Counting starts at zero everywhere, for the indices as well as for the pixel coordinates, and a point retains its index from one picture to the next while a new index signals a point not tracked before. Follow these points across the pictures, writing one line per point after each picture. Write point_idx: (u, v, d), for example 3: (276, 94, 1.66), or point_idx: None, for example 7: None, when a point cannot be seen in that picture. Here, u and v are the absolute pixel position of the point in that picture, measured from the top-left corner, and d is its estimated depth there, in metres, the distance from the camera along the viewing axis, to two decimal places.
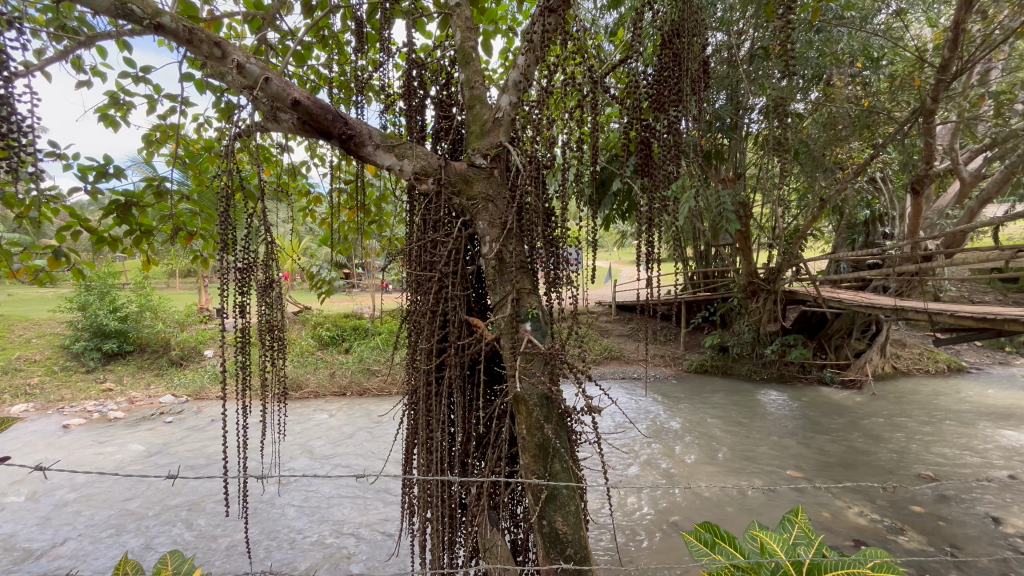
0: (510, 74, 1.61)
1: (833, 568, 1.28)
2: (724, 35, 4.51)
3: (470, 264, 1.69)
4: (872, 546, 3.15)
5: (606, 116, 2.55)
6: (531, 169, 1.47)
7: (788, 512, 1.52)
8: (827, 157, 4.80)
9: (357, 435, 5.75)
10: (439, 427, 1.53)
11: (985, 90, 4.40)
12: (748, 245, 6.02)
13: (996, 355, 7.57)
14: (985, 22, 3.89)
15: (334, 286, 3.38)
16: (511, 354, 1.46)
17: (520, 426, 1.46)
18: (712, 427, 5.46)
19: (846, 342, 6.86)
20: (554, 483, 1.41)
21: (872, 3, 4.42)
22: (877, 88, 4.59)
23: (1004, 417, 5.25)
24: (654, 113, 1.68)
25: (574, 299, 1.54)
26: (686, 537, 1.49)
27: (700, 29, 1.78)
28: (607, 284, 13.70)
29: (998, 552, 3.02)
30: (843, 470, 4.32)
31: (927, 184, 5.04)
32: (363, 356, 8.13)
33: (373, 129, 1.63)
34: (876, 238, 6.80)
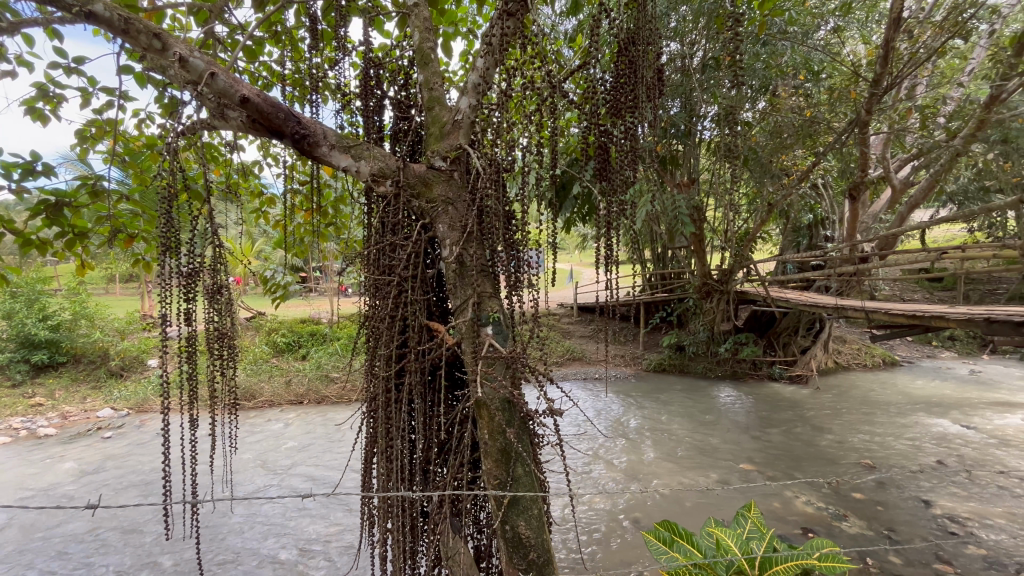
0: (469, 77, 1.60)
1: (781, 562, 1.35)
2: (678, 45, 4.67)
3: (430, 268, 1.67)
4: (819, 533, 3.33)
5: (566, 120, 2.58)
6: (491, 172, 1.46)
7: (742, 507, 1.59)
8: (774, 164, 5.07)
9: (315, 445, 5.55)
10: (399, 435, 1.50)
11: (912, 104, 4.76)
12: (702, 247, 6.25)
13: (924, 349, 8.18)
14: (912, 41, 4.20)
15: (289, 290, 3.25)
16: (472, 358, 1.45)
17: (482, 431, 1.44)
18: (671, 424, 5.61)
19: (793, 339, 7.22)
20: (516, 488, 1.40)
21: (812, 20, 4.69)
22: (818, 99, 4.88)
23: (933, 407, 5.67)
24: (611, 119, 1.71)
25: (535, 302, 1.55)
26: (646, 537, 1.54)
27: (654, 39, 1.83)
28: (569, 287, 13.88)
29: (929, 533, 3.25)
30: (792, 461, 4.54)
31: (863, 191, 5.38)
32: (321, 362, 7.87)
33: (329, 128, 1.58)
34: (818, 240, 7.21)
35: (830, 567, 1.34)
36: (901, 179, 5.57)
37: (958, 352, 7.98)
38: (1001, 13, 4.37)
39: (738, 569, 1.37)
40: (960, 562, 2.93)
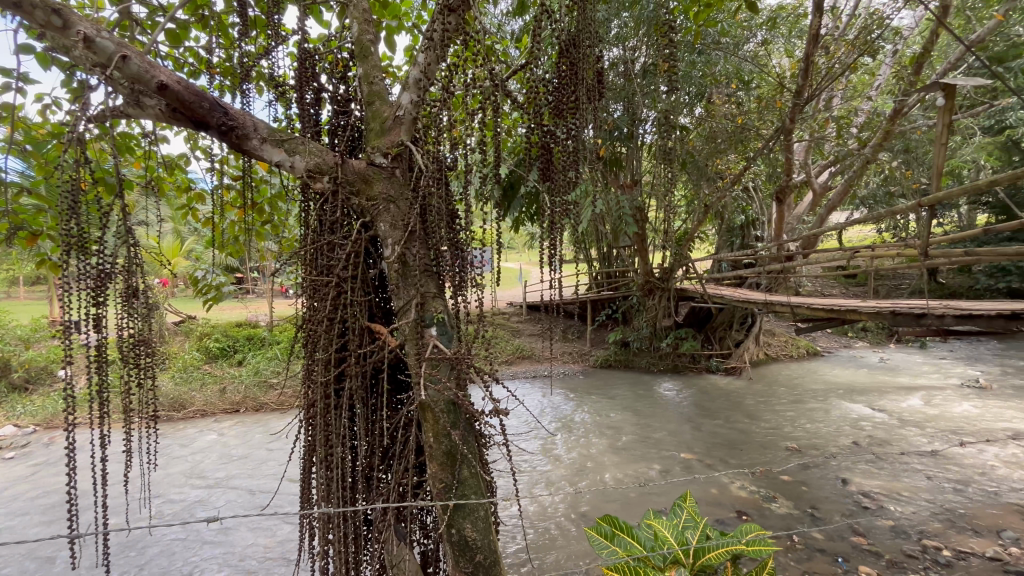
0: (411, 72, 1.56)
1: (712, 549, 1.41)
2: (619, 51, 4.82)
3: (371, 268, 1.61)
4: (751, 515, 3.54)
5: (512, 120, 2.58)
6: (434, 170, 1.44)
7: (678, 497, 1.66)
8: (709, 168, 5.37)
9: (251, 456, 5.24)
10: (340, 442, 1.45)
11: (829, 115, 5.16)
12: (644, 246, 6.49)
13: (841, 339, 8.91)
14: (828, 56, 4.56)
15: (223, 292, 3.04)
16: (416, 361, 1.42)
17: (427, 434, 1.41)
18: (617, 418, 5.78)
19: (727, 333, 7.64)
20: (463, 490, 1.39)
21: (743, 32, 4.98)
22: (748, 107, 5.19)
23: (849, 392, 6.18)
24: (554, 120, 1.73)
25: (481, 302, 1.53)
26: (588, 532, 1.57)
27: (594, 43, 1.87)
28: (518, 286, 13.97)
29: (847, 509, 3.54)
30: (727, 449, 4.81)
31: (789, 194, 5.77)
32: (259, 368, 7.45)
33: (260, 121, 1.49)
34: (750, 240, 7.67)
35: (754, 550, 1.43)
36: (821, 184, 6.02)
37: (870, 341, 8.76)
38: (901, 35, 4.83)
39: (674, 560, 1.42)
40: (872, 534, 3.21)
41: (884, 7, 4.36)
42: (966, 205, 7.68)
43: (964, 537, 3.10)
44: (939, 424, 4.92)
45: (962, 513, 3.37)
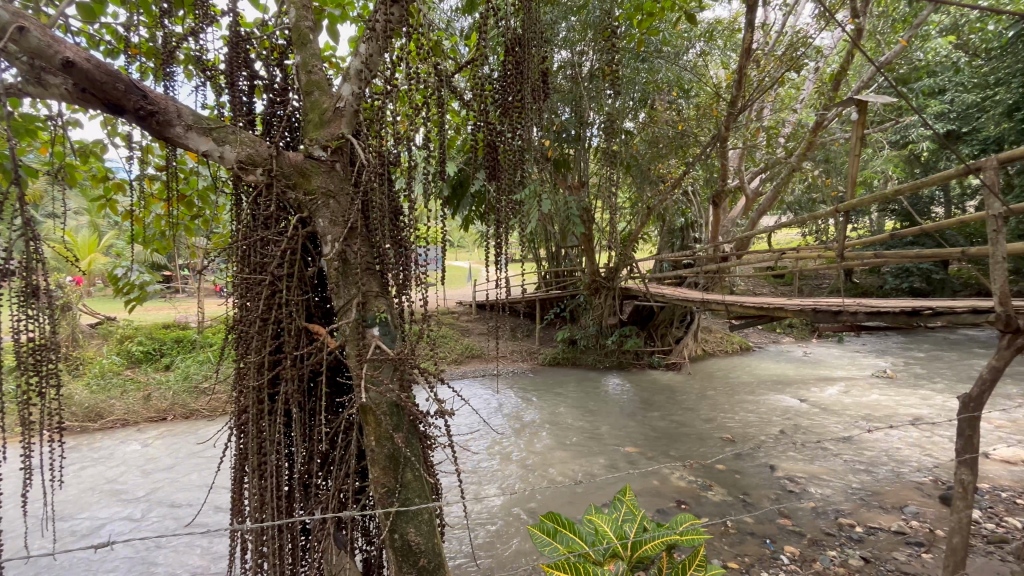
0: (352, 62, 1.50)
1: (648, 540, 1.46)
2: (568, 54, 4.93)
3: (310, 266, 1.54)
4: (690, 504, 3.72)
5: (457, 117, 2.55)
6: (377, 165, 1.40)
7: (619, 492, 1.70)
8: (652, 172, 5.58)
9: (177, 467, 4.87)
10: (274, 449, 1.37)
11: (760, 125, 5.51)
12: (591, 247, 6.65)
13: (770, 335, 9.53)
14: (760, 69, 4.85)
15: (148, 292, 2.80)
16: (357, 362, 1.37)
17: (368, 438, 1.37)
18: (564, 415, 5.88)
19: (669, 330, 7.96)
20: (406, 494, 1.36)
21: (683, 42, 5.20)
22: (687, 114, 5.44)
23: (777, 385, 6.63)
24: (500, 118, 1.73)
25: (425, 301, 1.51)
26: (531, 530, 1.59)
27: (539, 43, 1.88)
28: (468, 285, 13.87)
29: (774, 494, 3.80)
30: (668, 441, 5.02)
31: (724, 198, 6.08)
32: (188, 372, 6.94)
33: (185, 106, 1.38)
34: (689, 241, 8.03)
35: (687, 539, 1.48)
36: (753, 189, 6.39)
37: (795, 337, 9.43)
38: (822, 53, 5.24)
39: (613, 552, 1.47)
40: (796, 515, 3.46)
41: (808, 27, 4.71)
42: (876, 211, 8.45)
43: (873, 513, 3.41)
44: (853, 411, 5.39)
45: (871, 491, 3.70)
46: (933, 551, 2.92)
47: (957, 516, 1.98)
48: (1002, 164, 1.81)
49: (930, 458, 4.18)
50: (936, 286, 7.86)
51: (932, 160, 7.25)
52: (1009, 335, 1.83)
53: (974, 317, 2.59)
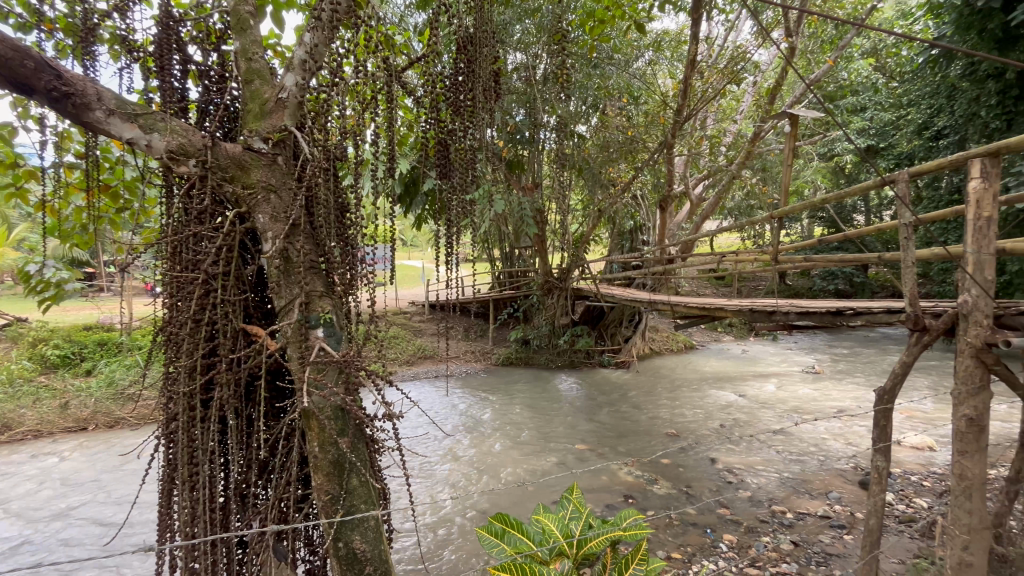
0: (295, 51, 1.44)
1: (591, 538, 1.49)
2: (522, 56, 4.97)
3: (249, 264, 1.46)
4: (637, 498, 3.84)
5: (407, 112, 2.49)
6: (323, 160, 1.35)
7: (566, 490, 1.72)
8: (603, 176, 5.72)
9: (96, 482, 4.47)
10: (207, 458, 1.29)
11: (704, 134, 5.77)
12: (544, 247, 6.72)
13: (712, 334, 10.01)
14: (703, 80, 5.09)
15: (65, 290, 2.55)
16: (299, 365, 1.32)
17: (311, 443, 1.32)
18: (517, 415, 5.91)
19: (618, 329, 8.16)
20: (351, 501, 1.32)
21: (633, 51, 5.37)
22: (636, 121, 5.61)
23: (718, 381, 6.96)
24: (451, 116, 1.72)
25: (373, 301, 1.47)
26: (479, 533, 1.59)
27: (490, 42, 1.88)
28: (420, 285, 13.65)
29: (714, 485, 3.99)
30: (616, 438, 5.16)
31: (670, 203, 6.32)
32: (112, 377, 6.40)
33: (107, 89, 1.27)
34: (638, 243, 8.29)
35: (630, 535, 1.50)
36: (697, 195, 6.68)
37: (734, 335, 9.94)
38: (759, 68, 5.58)
39: (558, 552, 1.48)
40: (734, 505, 3.66)
41: (747, 43, 4.99)
42: (807, 218, 9.08)
43: (802, 499, 3.66)
44: (785, 405, 5.75)
45: (801, 480, 3.97)
46: (853, 533, 3.17)
47: (873, 499, 2.16)
48: (912, 177, 1.99)
49: (852, 446, 4.53)
50: (857, 288, 8.54)
51: (854, 171, 7.88)
52: (917, 333, 2.01)
53: (887, 317, 2.83)
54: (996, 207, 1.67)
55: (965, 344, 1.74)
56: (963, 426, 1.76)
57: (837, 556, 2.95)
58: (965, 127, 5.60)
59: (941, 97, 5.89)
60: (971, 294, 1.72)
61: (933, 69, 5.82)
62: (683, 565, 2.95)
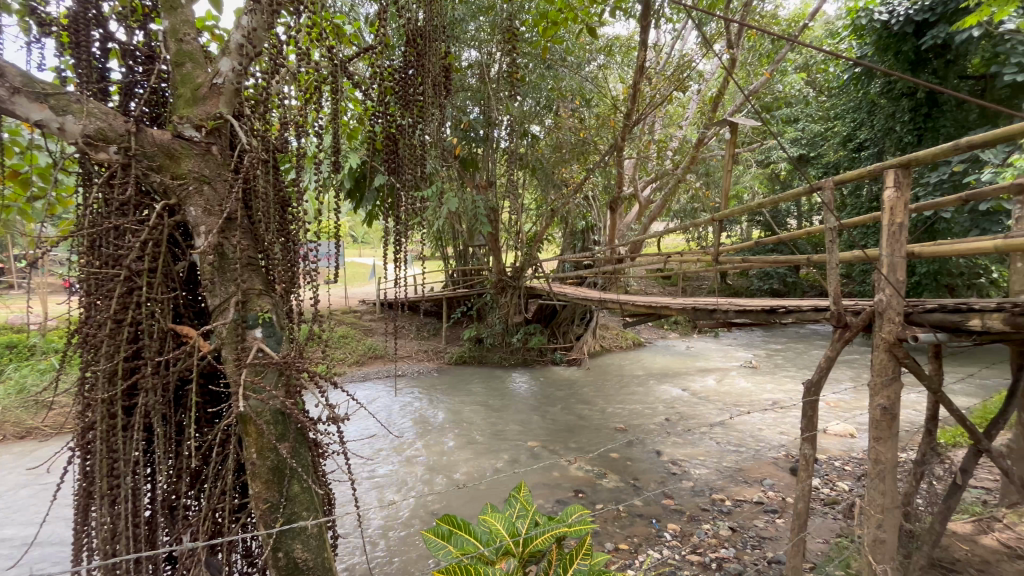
0: (232, 34, 1.35)
1: (537, 535, 1.48)
2: (476, 54, 4.94)
3: (180, 261, 1.36)
4: (586, 492, 3.93)
5: (353, 104, 2.40)
6: (262, 152, 1.28)
7: (513, 489, 1.72)
8: (556, 176, 5.95)
9: (0, 501, 4.05)
10: (130, 470, 1.20)
11: (651, 139, 5.97)
12: (497, 246, 6.71)
13: (659, 331, 10.38)
14: (652, 86, 5.25)
15: None
16: (235, 367, 1.24)
17: (248, 450, 1.25)
18: (469, 414, 5.89)
19: (570, 327, 8.25)
20: (292, 508, 1.26)
21: (584, 55, 5.46)
22: (588, 123, 5.71)
23: (663, 377, 7.23)
24: (400, 110, 1.68)
25: (318, 299, 1.41)
26: (426, 536, 1.56)
27: (439, 37, 1.86)
28: (371, 283, 13.30)
29: (660, 477, 4.15)
30: (567, 434, 5.25)
31: (620, 205, 6.48)
32: (23, 383, 5.81)
33: (9, 64, 1.15)
34: (589, 243, 8.46)
35: (575, 530, 1.51)
36: (646, 197, 6.89)
37: (679, 332, 10.37)
38: (703, 77, 5.84)
39: (505, 552, 1.47)
40: (678, 495, 3.82)
41: (692, 53, 5.19)
42: (745, 221, 9.60)
43: (739, 487, 3.87)
44: (725, 398, 6.06)
45: (738, 469, 4.20)
46: (785, 516, 3.39)
47: (801, 485, 2.31)
48: (837, 184, 2.13)
49: (784, 436, 4.84)
50: (790, 288, 9.13)
51: (787, 178, 8.43)
52: (840, 329, 2.17)
53: (815, 315, 3.00)
54: (907, 214, 1.82)
55: (880, 338, 1.90)
56: (878, 415, 1.92)
57: (770, 539, 3.15)
58: (883, 140, 6.11)
59: (862, 113, 6.37)
60: (886, 293, 1.87)
61: (856, 85, 6.32)
62: (630, 556, 3.05)
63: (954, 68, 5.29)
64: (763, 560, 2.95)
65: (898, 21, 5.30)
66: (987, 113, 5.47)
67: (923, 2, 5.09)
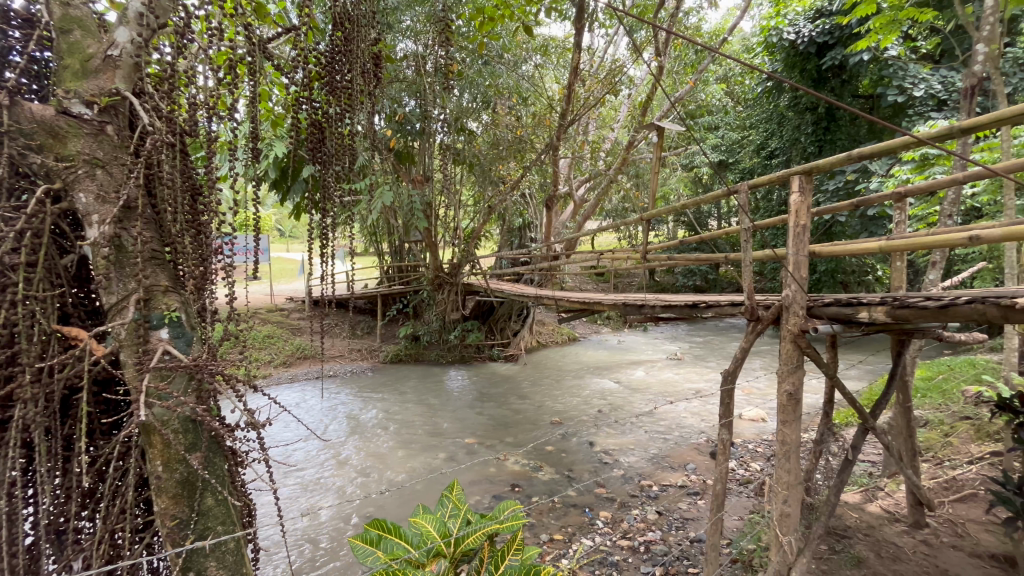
0: (130, 2, 1.21)
1: (469, 534, 1.47)
2: (411, 45, 4.81)
3: (67, 254, 1.20)
4: (523, 486, 3.98)
5: (273, 86, 2.24)
6: (168, 135, 1.16)
7: (445, 489, 1.72)
8: (493, 172, 5.93)
9: None
10: (4, 493, 1.05)
11: (585, 140, 6.13)
12: (434, 243, 6.60)
13: (593, 327, 10.72)
14: (586, 88, 5.38)
15: None
16: (136, 374, 1.12)
17: (153, 463, 1.13)
18: (405, 413, 5.76)
19: (507, 324, 8.30)
20: (204, 524, 1.16)
21: (521, 54, 5.48)
22: (524, 122, 5.76)
23: (597, 370, 7.47)
24: (326, 98, 1.60)
25: (233, 297, 1.31)
26: (353, 542, 1.49)
27: (367, 22, 1.78)
28: (300, 279, 12.58)
29: (592, 467, 4.29)
30: (504, 429, 5.28)
31: (556, 204, 6.60)
32: None
33: None
34: (526, 241, 8.55)
35: (506, 527, 1.51)
36: (581, 197, 7.07)
37: (612, 327, 10.77)
38: (633, 83, 6.08)
39: (437, 554, 1.44)
40: (609, 483, 3.97)
41: (624, 59, 5.37)
42: (672, 221, 10.14)
43: (666, 473, 4.09)
44: (653, 389, 6.38)
45: (664, 455, 4.44)
46: (705, 498, 3.63)
47: (719, 468, 2.48)
48: (750, 187, 2.29)
49: (704, 423, 5.19)
50: (710, 285, 9.77)
51: (709, 182, 9.01)
52: (752, 322, 2.35)
53: (731, 309, 3.21)
54: (809, 216, 2.00)
55: (787, 330, 2.08)
56: (784, 399, 2.10)
57: (692, 520, 3.36)
58: (791, 150, 6.68)
59: (773, 124, 6.93)
60: (791, 289, 2.05)
61: (768, 98, 6.87)
62: (564, 545, 3.13)
63: (847, 87, 6.00)
64: (686, 539, 3.14)
65: (803, 42, 5.81)
66: (875, 129, 6.15)
67: (824, 26, 5.61)
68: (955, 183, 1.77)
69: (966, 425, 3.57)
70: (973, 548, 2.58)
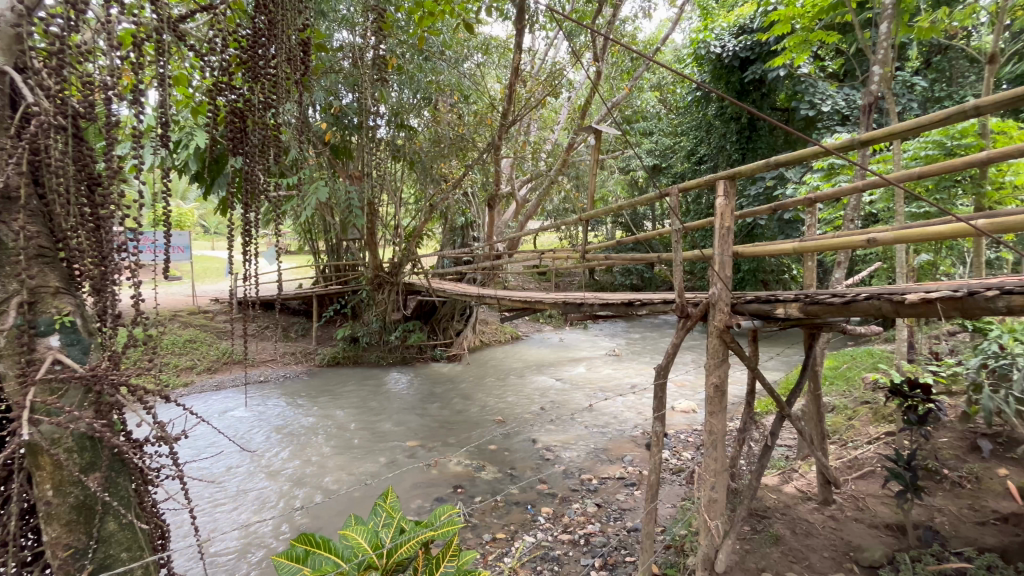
0: None
1: (401, 543, 1.42)
2: (347, 35, 4.63)
3: None
4: (466, 487, 3.95)
5: (191, 72, 2.06)
6: (59, 117, 1.03)
7: (379, 497, 1.65)
8: (434, 170, 5.85)
9: None
10: None
11: (526, 140, 6.19)
12: (374, 241, 6.40)
13: (535, 325, 10.86)
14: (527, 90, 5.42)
15: None
16: (19, 386, 0.99)
17: (41, 487, 1.00)
18: (342, 418, 5.54)
19: (450, 323, 8.21)
20: (106, 551, 1.05)
21: (463, 51, 5.42)
22: (466, 120, 5.72)
23: (539, 368, 7.58)
24: (248, 84, 1.49)
25: (140, 298, 1.19)
26: (277, 560, 1.40)
27: (295, 5, 1.68)
28: (227, 279, 11.77)
29: (534, 464, 4.33)
30: (447, 430, 5.23)
31: (498, 203, 6.62)
32: None
33: None
34: (468, 240, 8.51)
35: (440, 533, 1.48)
36: (523, 197, 7.13)
37: (554, 325, 10.96)
38: (573, 86, 6.23)
39: (368, 566, 1.39)
40: (551, 479, 4.03)
41: (564, 62, 5.47)
42: (610, 222, 10.48)
43: (604, 466, 4.23)
44: (594, 385, 6.56)
45: (603, 449, 4.58)
46: (641, 488, 3.79)
47: (653, 459, 2.58)
48: (681, 190, 2.39)
49: (640, 416, 5.41)
50: (646, 283, 10.21)
51: (644, 185, 9.39)
52: (683, 319, 2.47)
53: (664, 306, 3.36)
54: (733, 219, 2.13)
55: (713, 326, 2.20)
56: (712, 392, 2.22)
57: (629, 510, 3.49)
58: (717, 156, 7.12)
59: (702, 131, 7.36)
60: (717, 287, 2.17)
61: (697, 107, 7.27)
62: (506, 544, 3.14)
63: (767, 100, 6.47)
64: (624, 529, 3.26)
65: (728, 56, 6.19)
66: (790, 139, 6.68)
67: (746, 42, 6.02)
68: (857, 190, 1.95)
69: (866, 409, 3.96)
70: (871, 519, 2.87)
